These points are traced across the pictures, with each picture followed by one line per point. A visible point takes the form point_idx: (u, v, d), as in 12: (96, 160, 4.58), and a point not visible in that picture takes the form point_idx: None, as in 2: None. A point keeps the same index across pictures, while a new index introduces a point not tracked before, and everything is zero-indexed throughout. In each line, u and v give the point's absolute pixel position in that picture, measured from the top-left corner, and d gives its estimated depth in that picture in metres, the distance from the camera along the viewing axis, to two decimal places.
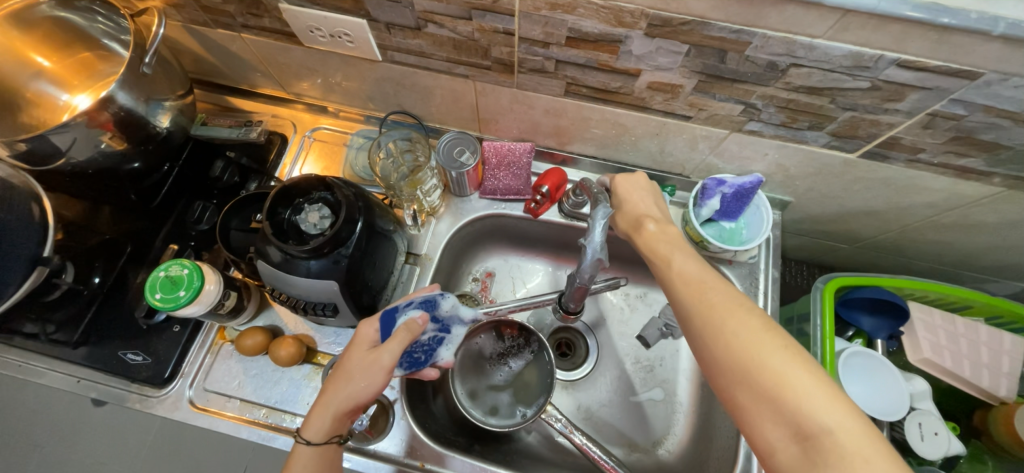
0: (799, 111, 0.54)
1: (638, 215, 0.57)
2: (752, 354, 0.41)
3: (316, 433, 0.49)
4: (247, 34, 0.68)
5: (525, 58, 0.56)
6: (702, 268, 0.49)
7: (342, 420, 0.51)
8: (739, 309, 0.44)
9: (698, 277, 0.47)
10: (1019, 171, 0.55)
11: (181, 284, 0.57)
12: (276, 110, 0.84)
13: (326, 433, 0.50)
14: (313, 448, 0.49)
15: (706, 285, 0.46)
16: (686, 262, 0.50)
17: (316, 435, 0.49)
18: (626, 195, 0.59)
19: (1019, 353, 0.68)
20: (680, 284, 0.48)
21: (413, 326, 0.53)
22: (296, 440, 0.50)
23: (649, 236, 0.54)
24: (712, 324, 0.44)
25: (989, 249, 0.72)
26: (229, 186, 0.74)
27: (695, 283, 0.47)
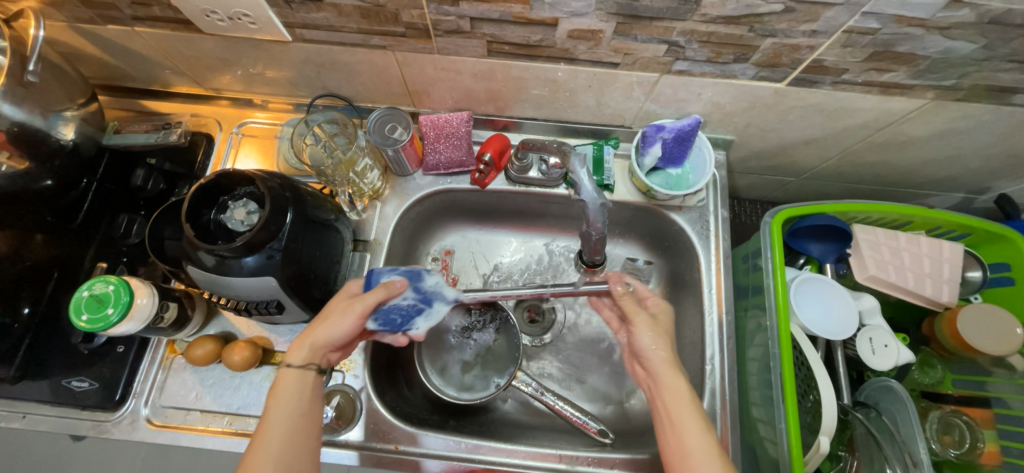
0: (722, 44, 0.53)
1: (655, 324, 0.56)
2: (679, 433, 0.49)
3: (296, 356, 0.51)
4: (142, 27, 0.63)
5: (438, 19, 0.54)
6: (663, 350, 0.54)
7: (321, 353, 0.53)
8: (700, 428, 0.48)
9: (668, 385, 0.51)
10: (940, 80, 0.55)
11: (107, 302, 0.54)
12: (197, 108, 0.79)
13: (305, 359, 0.51)
14: (293, 373, 0.51)
15: (676, 397, 0.50)
16: (648, 342, 0.55)
17: (299, 358, 0.51)
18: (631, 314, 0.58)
19: (957, 259, 0.71)
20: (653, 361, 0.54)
21: (393, 287, 0.57)
22: (280, 366, 0.51)
23: (645, 335, 0.55)
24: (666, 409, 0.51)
25: (925, 164, 0.74)
26: (155, 194, 0.71)
27: (664, 390, 0.51)
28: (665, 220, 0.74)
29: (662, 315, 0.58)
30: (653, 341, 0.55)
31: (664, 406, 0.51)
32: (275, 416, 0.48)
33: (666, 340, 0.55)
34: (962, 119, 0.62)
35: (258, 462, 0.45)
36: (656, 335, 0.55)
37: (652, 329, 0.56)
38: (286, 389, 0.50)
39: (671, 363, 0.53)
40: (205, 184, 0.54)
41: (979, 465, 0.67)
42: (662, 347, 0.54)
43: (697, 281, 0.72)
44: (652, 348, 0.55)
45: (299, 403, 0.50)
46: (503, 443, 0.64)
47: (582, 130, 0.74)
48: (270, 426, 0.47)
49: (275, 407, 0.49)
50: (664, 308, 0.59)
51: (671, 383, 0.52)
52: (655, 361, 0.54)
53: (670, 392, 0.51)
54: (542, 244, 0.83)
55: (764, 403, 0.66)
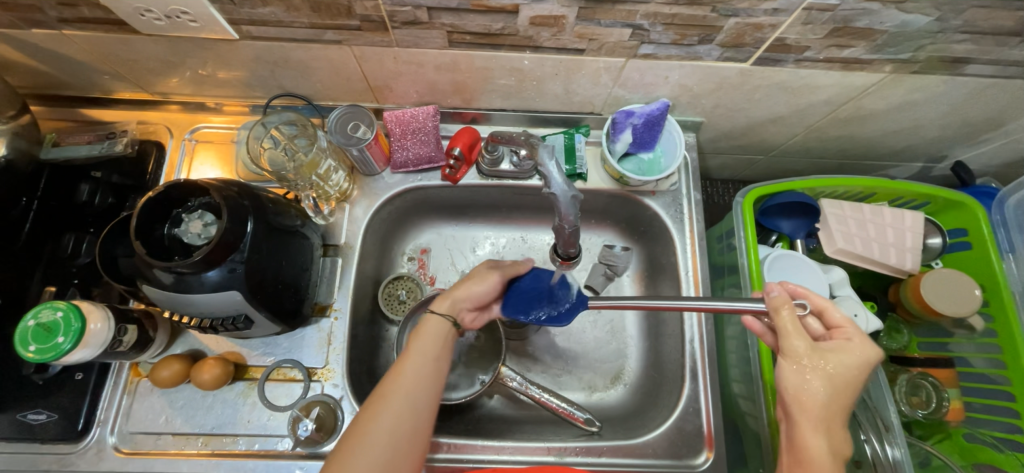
0: (685, 26, 0.52)
1: (824, 370, 0.47)
2: None
3: (440, 305, 0.56)
4: (70, 30, 0.58)
5: (394, 10, 0.51)
6: (827, 402, 0.46)
7: (459, 308, 0.57)
8: None
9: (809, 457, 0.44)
10: (897, 53, 0.56)
11: (57, 330, 0.51)
12: (143, 115, 0.74)
13: (446, 309, 0.56)
14: (435, 319, 0.55)
15: (816, 468, 0.43)
16: (811, 389, 0.46)
17: (443, 307, 0.56)
18: (789, 342, 0.48)
19: (919, 227, 0.73)
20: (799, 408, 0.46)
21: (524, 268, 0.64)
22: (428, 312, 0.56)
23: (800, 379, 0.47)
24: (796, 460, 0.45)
25: (885, 136, 0.75)
26: (104, 209, 0.67)
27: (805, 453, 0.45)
28: (640, 206, 0.74)
29: (843, 368, 0.47)
30: (813, 388, 0.46)
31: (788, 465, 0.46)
32: (415, 355, 0.52)
33: (828, 393, 0.46)
34: (919, 90, 0.63)
35: (397, 394, 0.48)
36: (820, 382, 0.46)
37: (817, 375, 0.47)
38: (429, 328, 0.54)
39: (823, 433, 0.45)
40: (155, 197, 0.51)
41: (947, 422, 0.70)
42: (824, 404, 0.46)
43: (674, 265, 0.72)
44: (807, 396, 0.46)
45: (435, 349, 0.53)
46: (490, 440, 0.64)
47: (552, 119, 0.73)
48: (409, 364, 0.51)
49: (416, 345, 0.53)
50: (845, 355, 0.48)
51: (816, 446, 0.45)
52: (804, 422, 0.46)
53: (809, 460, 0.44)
54: (519, 236, 0.82)
55: (743, 380, 0.68)
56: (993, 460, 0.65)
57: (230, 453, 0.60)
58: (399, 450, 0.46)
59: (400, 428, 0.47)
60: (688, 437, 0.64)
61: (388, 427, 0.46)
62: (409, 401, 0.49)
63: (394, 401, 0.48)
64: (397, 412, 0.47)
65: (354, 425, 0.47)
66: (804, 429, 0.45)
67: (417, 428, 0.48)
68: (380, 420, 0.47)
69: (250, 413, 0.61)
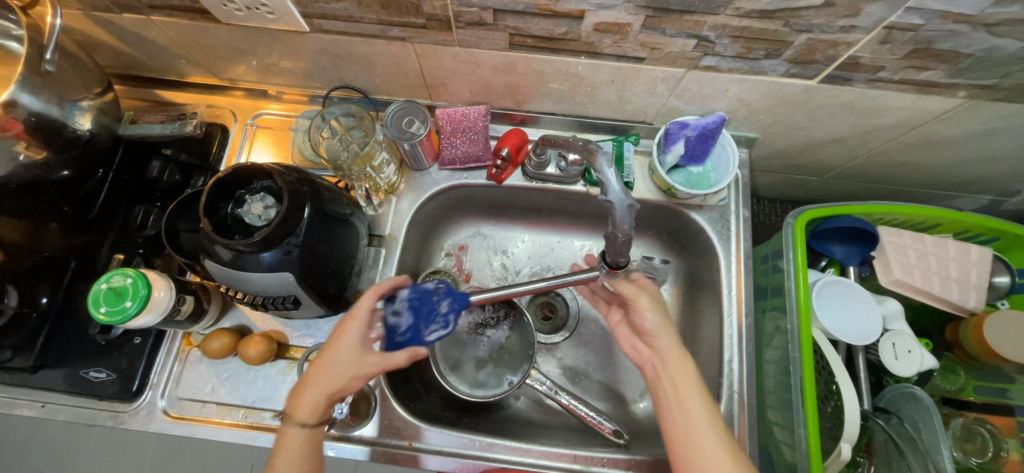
0: (754, 39, 0.51)
1: (659, 301, 0.58)
2: (684, 410, 0.50)
3: (305, 415, 0.50)
4: (157, 16, 0.62)
5: (460, 10, 0.52)
6: (661, 319, 0.56)
7: (329, 404, 0.52)
8: (702, 405, 0.50)
9: (673, 361, 0.53)
10: (980, 79, 0.53)
11: (126, 294, 0.54)
12: (211, 98, 0.78)
13: (309, 421, 0.51)
14: (299, 434, 0.50)
15: (677, 366, 0.53)
16: (650, 314, 0.57)
17: (306, 416, 0.50)
18: (628, 291, 0.59)
19: (986, 264, 0.69)
20: (660, 335, 0.56)
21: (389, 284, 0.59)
22: (287, 420, 0.50)
23: (651, 309, 0.57)
24: (669, 377, 0.53)
25: (956, 165, 0.71)
26: (171, 185, 0.71)
27: (671, 365, 0.53)
28: (685, 219, 0.72)
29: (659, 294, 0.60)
30: (654, 316, 0.57)
31: (669, 384, 0.53)
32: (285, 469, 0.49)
33: (665, 316, 0.57)
34: (1000, 118, 0.60)
35: None
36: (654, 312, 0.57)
37: (655, 305, 0.58)
38: (292, 442, 0.50)
39: (673, 342, 0.55)
40: (222, 177, 0.54)
41: None
42: (666, 324, 0.56)
43: (716, 282, 0.71)
44: (656, 325, 0.56)
45: (309, 455, 0.50)
46: (517, 441, 0.63)
47: (601, 126, 0.72)
48: None
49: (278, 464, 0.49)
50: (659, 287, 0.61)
51: (674, 359, 0.54)
52: (660, 338, 0.55)
53: (675, 366, 0.53)
54: (557, 240, 0.82)
55: (781, 407, 0.65)
56: None
57: (268, 427, 0.63)
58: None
59: None
60: None
61: None
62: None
63: None
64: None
65: None
66: (661, 343, 0.55)
67: None
68: None
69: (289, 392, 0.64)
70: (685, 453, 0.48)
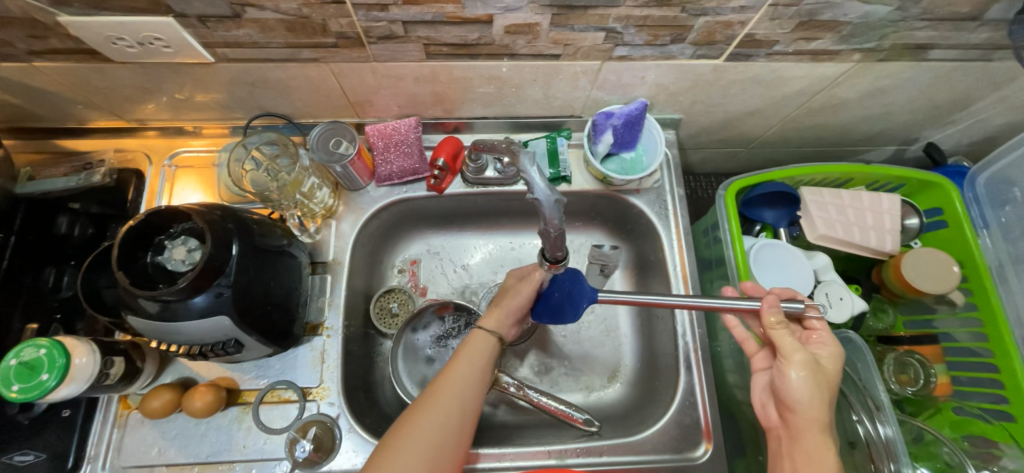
0: (658, 27, 0.54)
1: (816, 372, 0.51)
2: None
3: (488, 321, 0.60)
4: (41, 62, 0.57)
5: (369, 26, 0.52)
6: (814, 394, 0.50)
7: (506, 326, 0.61)
8: None
9: (807, 447, 0.48)
10: (862, 43, 0.58)
11: (40, 367, 0.49)
12: (121, 142, 0.73)
13: (495, 325, 0.60)
14: (484, 335, 0.59)
15: (807, 449, 0.48)
16: (800, 382, 0.50)
17: (490, 324, 0.60)
18: (789, 356, 0.51)
19: (896, 209, 0.75)
20: (805, 412, 0.49)
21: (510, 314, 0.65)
22: (476, 326, 0.60)
23: (811, 383, 0.50)
24: (797, 455, 0.49)
25: (859, 122, 0.77)
26: (85, 241, 0.66)
27: (806, 452, 0.48)
28: (625, 205, 0.75)
29: (826, 365, 0.52)
30: (806, 389, 0.50)
31: (791, 467, 0.49)
32: (463, 361, 0.56)
33: (820, 393, 0.50)
34: (887, 77, 0.65)
35: (439, 398, 0.52)
36: (806, 382, 0.50)
37: (810, 376, 0.50)
38: (477, 342, 0.58)
39: (823, 430, 0.49)
40: (136, 226, 0.50)
41: (935, 397, 0.72)
42: (817, 403, 0.49)
43: (661, 261, 0.73)
44: (806, 400, 0.49)
45: (483, 360, 0.57)
46: (490, 448, 0.63)
47: (534, 124, 0.73)
48: (451, 377, 0.55)
49: (464, 356, 0.57)
50: (830, 357, 0.53)
51: (816, 451, 0.48)
52: (804, 419, 0.49)
53: (821, 461, 0.47)
54: (508, 242, 0.83)
55: (738, 370, 0.68)
56: (983, 431, 0.66)
57: None
58: (444, 453, 0.50)
59: (444, 431, 0.51)
60: (687, 431, 0.65)
61: (435, 421, 0.51)
62: (458, 402, 0.53)
63: (444, 396, 0.53)
64: (445, 414, 0.52)
65: (407, 417, 0.51)
66: (799, 422, 0.49)
67: (460, 430, 0.52)
68: (420, 428, 0.50)
69: (245, 438, 0.61)
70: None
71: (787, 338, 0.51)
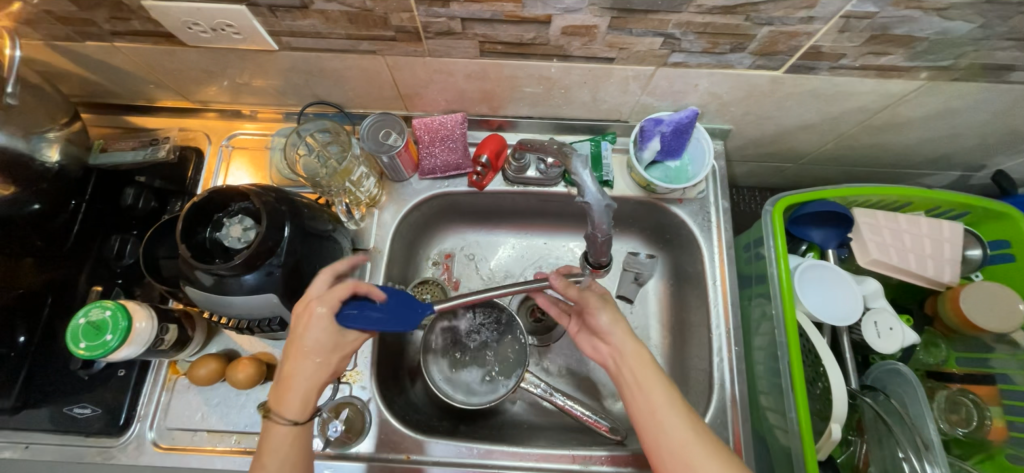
0: (718, 34, 0.52)
1: (611, 302, 0.57)
2: (650, 399, 0.49)
3: (289, 411, 0.49)
4: (121, 42, 0.61)
5: (428, 21, 0.53)
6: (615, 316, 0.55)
7: (314, 395, 0.51)
8: (665, 389, 0.49)
9: (630, 356, 0.52)
10: (936, 61, 0.55)
11: (105, 328, 0.53)
12: (185, 122, 0.77)
13: (297, 416, 0.49)
14: (285, 430, 0.49)
15: (638, 364, 0.51)
16: (602, 313, 0.55)
17: (292, 413, 0.49)
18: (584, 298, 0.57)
19: (958, 239, 0.71)
20: (614, 328, 0.54)
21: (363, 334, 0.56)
22: (272, 417, 0.49)
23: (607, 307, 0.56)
24: (630, 378, 0.51)
25: (923, 144, 0.73)
26: (147, 213, 0.69)
27: (630, 358, 0.52)
28: (666, 214, 0.73)
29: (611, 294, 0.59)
30: (608, 317, 0.55)
31: (631, 376, 0.51)
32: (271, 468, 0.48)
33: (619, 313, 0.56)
34: (960, 97, 0.61)
35: None
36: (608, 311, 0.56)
37: (611, 307, 0.56)
38: (275, 440, 0.49)
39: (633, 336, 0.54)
40: (198, 202, 0.53)
41: (988, 441, 0.67)
42: (620, 321, 0.55)
43: (700, 273, 0.72)
44: (611, 324, 0.55)
45: (291, 453, 0.49)
46: (515, 446, 0.64)
47: (578, 126, 0.73)
48: None
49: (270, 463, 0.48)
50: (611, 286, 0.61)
51: (634, 352, 0.52)
52: (615, 337, 0.54)
53: (632, 355, 0.52)
54: (543, 242, 0.83)
55: (772, 392, 0.66)
56: None
57: None
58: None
59: None
60: None
61: None
62: None
63: None
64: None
65: None
66: (615, 338, 0.54)
67: None
68: None
69: None
70: (654, 434, 0.47)
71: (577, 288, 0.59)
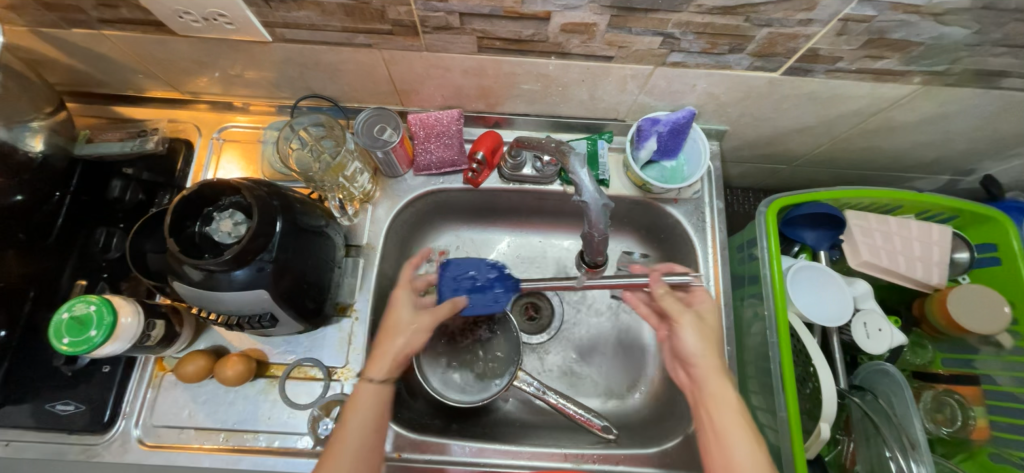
0: (717, 35, 0.52)
1: (701, 326, 0.57)
2: (725, 446, 0.49)
3: (375, 371, 0.55)
4: (109, 30, 0.59)
5: (426, 15, 0.52)
6: (702, 343, 0.55)
7: (400, 365, 0.57)
8: (747, 441, 0.49)
9: (712, 396, 0.52)
10: (931, 66, 0.55)
11: (90, 323, 0.52)
12: (174, 113, 0.75)
13: (383, 375, 0.55)
14: (370, 388, 0.54)
15: (715, 403, 0.52)
16: (687, 336, 0.56)
17: (378, 372, 0.55)
18: (676, 316, 0.57)
19: (946, 241, 0.72)
20: (699, 360, 0.55)
21: (454, 304, 0.63)
22: (361, 379, 0.55)
23: (702, 338, 0.56)
24: (708, 414, 0.52)
25: (914, 148, 0.74)
26: (134, 206, 0.68)
27: (710, 400, 0.52)
28: (661, 214, 0.73)
29: (709, 319, 0.58)
30: (694, 342, 0.56)
31: (708, 417, 0.52)
32: (352, 427, 0.52)
33: (710, 343, 0.56)
34: (953, 102, 0.62)
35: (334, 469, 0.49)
36: (696, 338, 0.56)
37: (698, 331, 0.56)
38: (361, 398, 0.53)
39: (717, 371, 0.54)
40: (188, 196, 0.52)
41: (970, 440, 0.69)
42: (708, 354, 0.55)
43: (694, 273, 0.72)
44: (697, 351, 0.55)
45: (372, 413, 0.53)
46: (507, 445, 0.64)
47: (575, 125, 0.73)
48: (345, 440, 0.51)
49: (352, 416, 0.52)
50: (710, 306, 0.59)
51: (716, 392, 0.52)
52: (700, 372, 0.54)
53: (721, 397, 0.52)
54: (537, 240, 0.82)
55: (763, 392, 0.67)
56: None
57: (251, 449, 0.61)
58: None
59: None
60: None
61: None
62: (355, 456, 0.50)
63: (341, 462, 0.49)
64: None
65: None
66: (701, 374, 0.54)
67: None
68: None
69: (271, 411, 0.62)
70: None
71: (673, 302, 0.58)
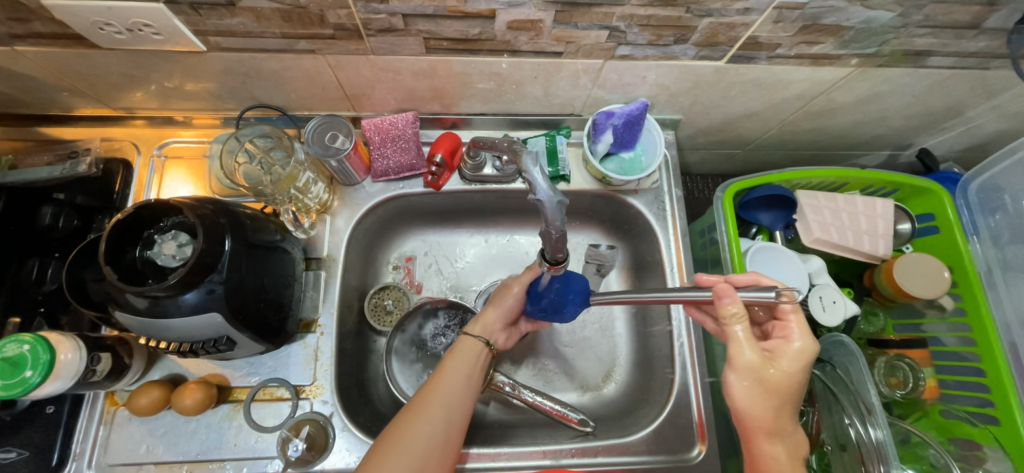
0: (661, 26, 0.53)
1: (760, 378, 0.51)
2: None
3: (474, 328, 0.63)
4: (23, 46, 0.55)
5: (368, 18, 0.50)
6: (756, 399, 0.51)
7: (492, 330, 0.64)
8: None
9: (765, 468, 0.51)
10: (863, 48, 0.58)
11: (24, 363, 0.48)
12: (106, 131, 0.71)
13: (480, 331, 0.63)
14: (471, 341, 0.62)
15: (768, 469, 0.51)
16: (738, 383, 0.52)
17: (475, 330, 0.63)
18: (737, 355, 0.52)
19: (889, 214, 0.76)
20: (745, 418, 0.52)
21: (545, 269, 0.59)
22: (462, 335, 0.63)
23: (759, 392, 0.51)
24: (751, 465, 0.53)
25: (856, 126, 0.78)
26: (69, 233, 0.64)
27: (760, 463, 0.51)
28: (623, 205, 0.74)
29: (777, 374, 0.52)
30: (747, 396, 0.51)
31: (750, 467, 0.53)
32: (449, 371, 0.58)
33: (768, 404, 0.51)
34: (886, 82, 0.66)
35: (429, 405, 0.54)
36: (755, 388, 0.51)
37: (754, 384, 0.51)
38: (462, 349, 0.61)
39: (768, 436, 0.51)
40: (125, 219, 0.49)
41: (923, 400, 0.73)
42: (766, 413, 0.51)
43: (659, 261, 0.73)
44: (749, 406, 0.51)
45: (469, 364, 0.60)
46: (486, 448, 0.63)
47: (533, 122, 0.73)
48: (442, 382, 0.57)
49: (453, 359, 0.60)
50: (783, 359, 0.53)
51: (767, 457, 0.51)
52: (759, 437, 0.52)
53: (767, 465, 0.51)
54: (504, 239, 0.82)
55: None
56: (968, 434, 0.67)
57: None
58: (434, 451, 0.52)
59: (435, 433, 0.53)
60: (681, 431, 0.65)
61: (431, 418, 0.53)
62: (446, 402, 0.55)
63: (432, 402, 0.55)
64: (432, 423, 0.53)
65: (402, 418, 0.53)
66: (757, 438, 0.52)
67: (445, 444, 0.53)
68: (410, 436, 0.52)
69: (237, 437, 0.60)
70: None
71: (739, 335, 0.52)
